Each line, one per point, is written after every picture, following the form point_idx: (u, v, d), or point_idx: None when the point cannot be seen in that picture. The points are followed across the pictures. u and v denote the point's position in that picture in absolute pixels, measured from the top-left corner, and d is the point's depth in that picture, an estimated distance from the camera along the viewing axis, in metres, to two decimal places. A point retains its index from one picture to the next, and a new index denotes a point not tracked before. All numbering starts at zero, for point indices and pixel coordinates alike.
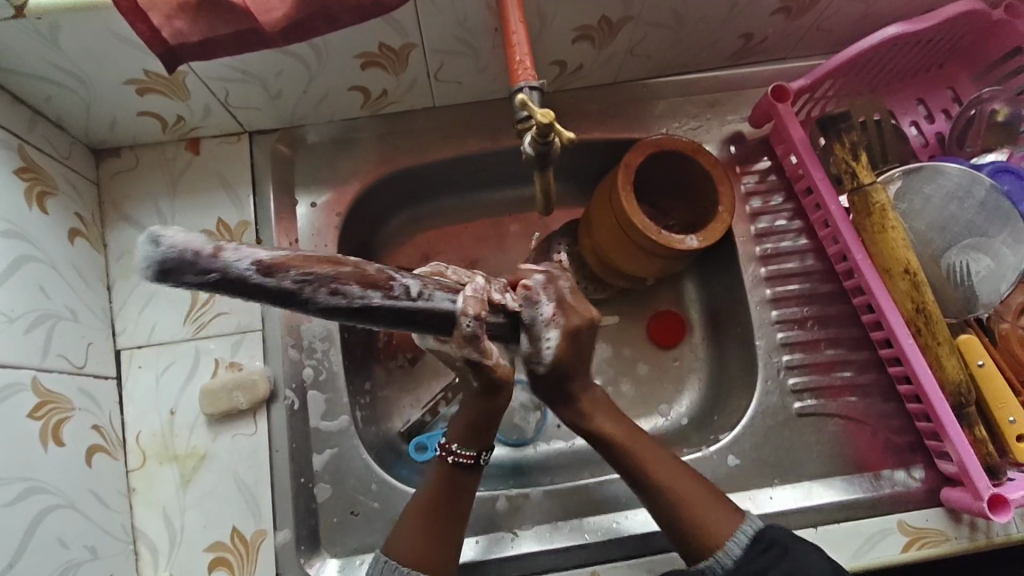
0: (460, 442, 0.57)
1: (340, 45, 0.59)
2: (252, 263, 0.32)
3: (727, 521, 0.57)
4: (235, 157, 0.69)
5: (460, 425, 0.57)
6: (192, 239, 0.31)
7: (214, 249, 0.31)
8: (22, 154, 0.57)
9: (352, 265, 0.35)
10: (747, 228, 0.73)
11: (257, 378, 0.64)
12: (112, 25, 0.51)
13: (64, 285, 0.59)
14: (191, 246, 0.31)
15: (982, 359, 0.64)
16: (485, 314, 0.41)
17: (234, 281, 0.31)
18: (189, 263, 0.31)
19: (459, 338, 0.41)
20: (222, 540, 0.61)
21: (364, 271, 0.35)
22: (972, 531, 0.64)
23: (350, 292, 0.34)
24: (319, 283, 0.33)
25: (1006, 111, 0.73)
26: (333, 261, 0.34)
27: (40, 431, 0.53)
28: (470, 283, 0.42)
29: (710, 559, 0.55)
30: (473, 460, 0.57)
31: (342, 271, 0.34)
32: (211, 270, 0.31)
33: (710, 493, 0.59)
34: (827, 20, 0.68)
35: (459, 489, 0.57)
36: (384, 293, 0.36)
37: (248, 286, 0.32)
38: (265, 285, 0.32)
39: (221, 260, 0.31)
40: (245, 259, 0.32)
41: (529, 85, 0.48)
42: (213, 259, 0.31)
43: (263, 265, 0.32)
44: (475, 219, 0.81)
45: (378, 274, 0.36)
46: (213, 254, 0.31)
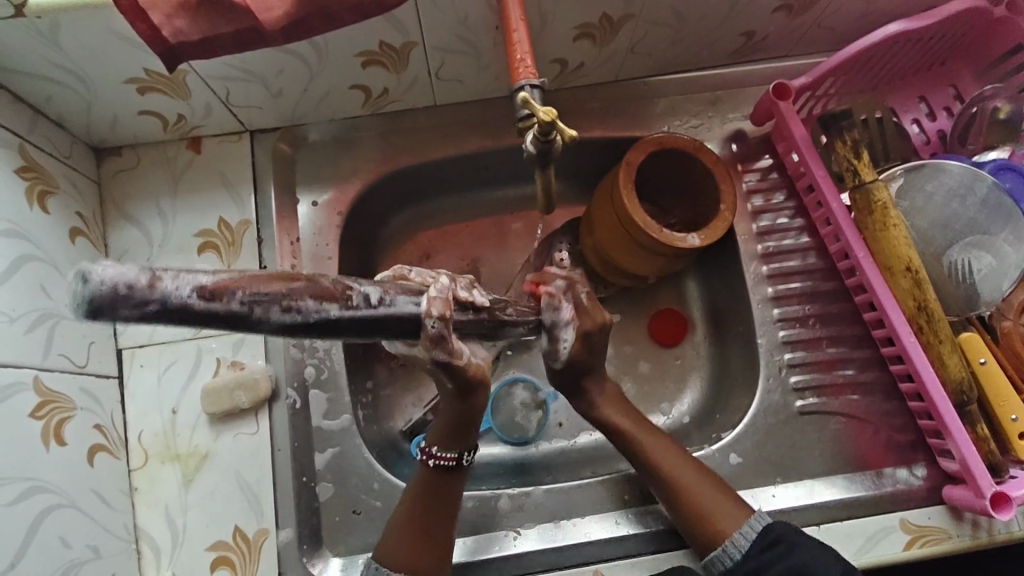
0: (441, 445, 0.56)
1: (340, 44, 0.59)
2: (195, 288, 0.31)
3: (731, 516, 0.57)
4: (236, 156, 0.69)
5: (439, 428, 0.56)
6: (124, 271, 0.30)
7: (151, 280, 0.30)
8: (23, 153, 0.57)
9: (302, 280, 0.35)
10: (748, 227, 0.73)
11: (259, 377, 0.64)
12: (112, 24, 0.51)
13: (65, 284, 0.59)
14: (124, 278, 0.30)
15: (984, 358, 0.64)
16: (450, 314, 0.41)
17: (178, 309, 0.31)
18: (123, 297, 0.29)
19: (426, 339, 0.41)
20: (224, 540, 0.61)
21: (315, 285, 0.35)
22: (974, 529, 0.64)
23: (301, 308, 0.34)
24: (267, 303, 0.33)
25: (1008, 109, 0.72)
26: (281, 278, 0.34)
27: (42, 430, 0.53)
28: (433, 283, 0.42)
29: (718, 552, 0.56)
30: (454, 461, 0.57)
31: (291, 288, 0.34)
32: (150, 302, 0.30)
33: (716, 491, 0.59)
34: (829, 17, 0.68)
35: (461, 488, 0.57)
36: (337, 305, 0.36)
37: (195, 313, 0.31)
38: (213, 309, 0.32)
39: (161, 291, 0.30)
40: (188, 286, 0.31)
41: (530, 83, 0.48)
42: (151, 291, 0.30)
43: (208, 290, 0.31)
44: (476, 218, 0.81)
45: (329, 287, 0.36)
46: (151, 285, 0.30)
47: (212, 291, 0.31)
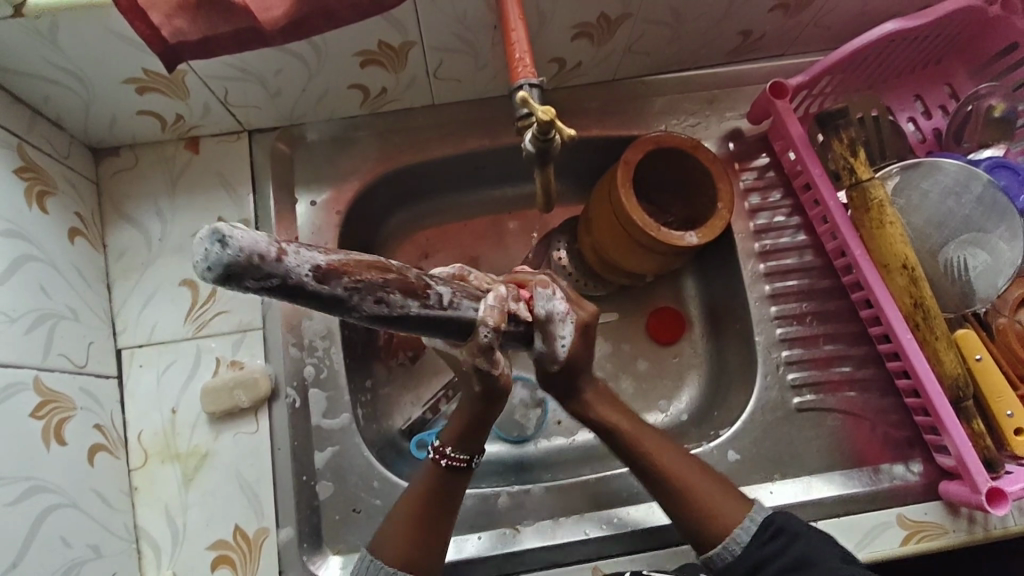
0: (455, 446, 0.57)
1: (339, 43, 0.59)
2: (316, 267, 0.30)
3: (732, 510, 0.58)
4: (235, 156, 0.69)
5: (451, 429, 0.57)
6: (260, 237, 0.28)
7: (284, 249, 0.28)
8: (22, 154, 0.57)
9: (397, 268, 0.35)
10: (746, 225, 0.74)
11: (259, 376, 0.64)
12: (111, 25, 0.51)
13: (64, 285, 0.59)
14: (261, 245, 0.28)
15: (979, 354, 0.64)
16: (503, 326, 0.42)
17: (299, 285, 0.29)
18: (258, 266, 0.28)
19: (474, 344, 0.42)
20: (224, 539, 0.62)
21: (408, 277, 0.35)
22: (970, 524, 0.65)
23: (395, 296, 0.34)
24: (370, 287, 0.32)
25: (1003, 107, 0.72)
26: (381, 264, 0.33)
27: (42, 429, 0.53)
28: (492, 292, 0.43)
29: (718, 548, 0.56)
30: (464, 463, 0.57)
31: (391, 276, 0.34)
32: (278, 273, 0.28)
33: (720, 486, 0.59)
34: (825, 16, 0.69)
35: (458, 488, 0.57)
36: (421, 299, 0.36)
37: (305, 293, 0.30)
38: (323, 291, 0.31)
39: (289, 264, 0.28)
40: (311, 263, 0.29)
41: (529, 82, 0.48)
42: (279, 262, 0.28)
43: (327, 269, 0.30)
44: (474, 217, 0.81)
45: (418, 280, 0.36)
46: (286, 257, 0.28)
47: (328, 273, 0.30)
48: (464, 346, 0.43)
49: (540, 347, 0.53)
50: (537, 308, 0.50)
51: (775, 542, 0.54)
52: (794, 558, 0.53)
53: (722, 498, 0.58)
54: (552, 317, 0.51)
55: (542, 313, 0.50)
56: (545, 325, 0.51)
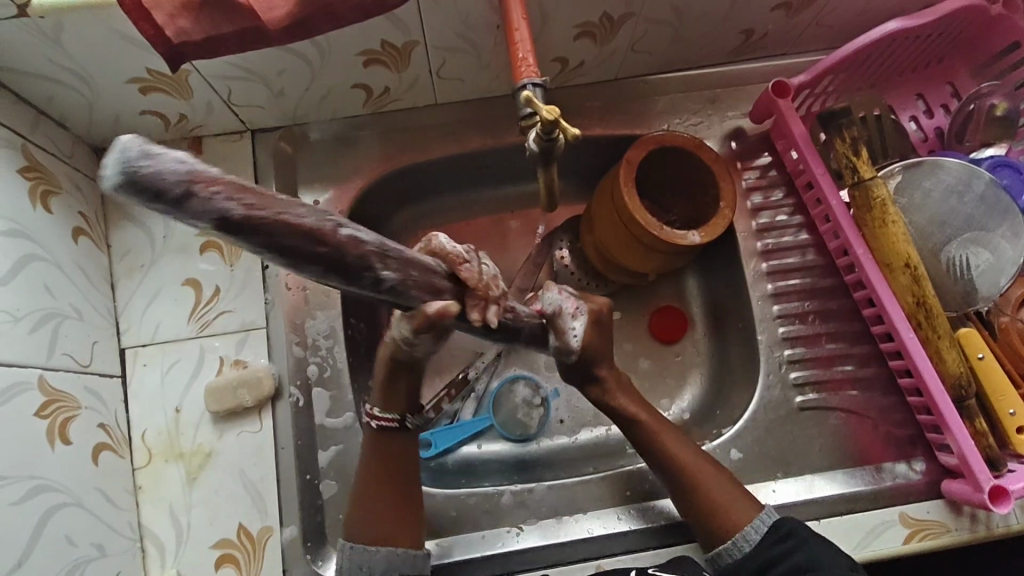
0: (380, 407, 0.60)
1: (343, 43, 0.59)
2: (240, 197, 0.25)
3: (742, 508, 0.58)
4: (238, 156, 0.69)
5: (377, 394, 0.59)
6: (172, 156, 0.24)
7: (194, 170, 0.24)
8: (26, 154, 0.57)
9: (347, 228, 0.31)
10: (748, 224, 0.74)
11: (262, 376, 0.64)
12: (115, 24, 0.52)
13: (68, 284, 0.59)
14: (168, 161, 0.24)
15: (982, 353, 0.64)
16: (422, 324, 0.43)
17: (212, 218, 0.25)
18: (159, 185, 0.24)
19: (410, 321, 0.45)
20: (228, 537, 0.62)
21: (360, 243, 0.31)
22: (973, 523, 0.65)
23: (338, 257, 0.30)
24: (312, 242, 0.28)
25: (1005, 106, 0.73)
26: (329, 220, 0.29)
27: (46, 429, 0.53)
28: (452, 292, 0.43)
29: (728, 544, 0.57)
30: (396, 422, 0.60)
31: (337, 237, 0.30)
32: (184, 193, 0.24)
33: (729, 482, 0.60)
34: (827, 15, 0.69)
35: (398, 446, 0.61)
36: (369, 265, 0.32)
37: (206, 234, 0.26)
38: (229, 241, 0.26)
39: (200, 189, 0.24)
40: (233, 192, 0.25)
41: (532, 81, 0.48)
42: (185, 183, 0.24)
43: (257, 208, 0.26)
44: (476, 216, 0.81)
45: (371, 248, 0.32)
46: (196, 178, 0.24)
47: (258, 213, 0.26)
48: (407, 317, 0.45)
49: (553, 343, 0.57)
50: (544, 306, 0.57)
51: (783, 544, 0.55)
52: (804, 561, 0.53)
53: (730, 496, 0.59)
54: (560, 311, 0.57)
55: (548, 308, 0.57)
56: (552, 318, 0.56)
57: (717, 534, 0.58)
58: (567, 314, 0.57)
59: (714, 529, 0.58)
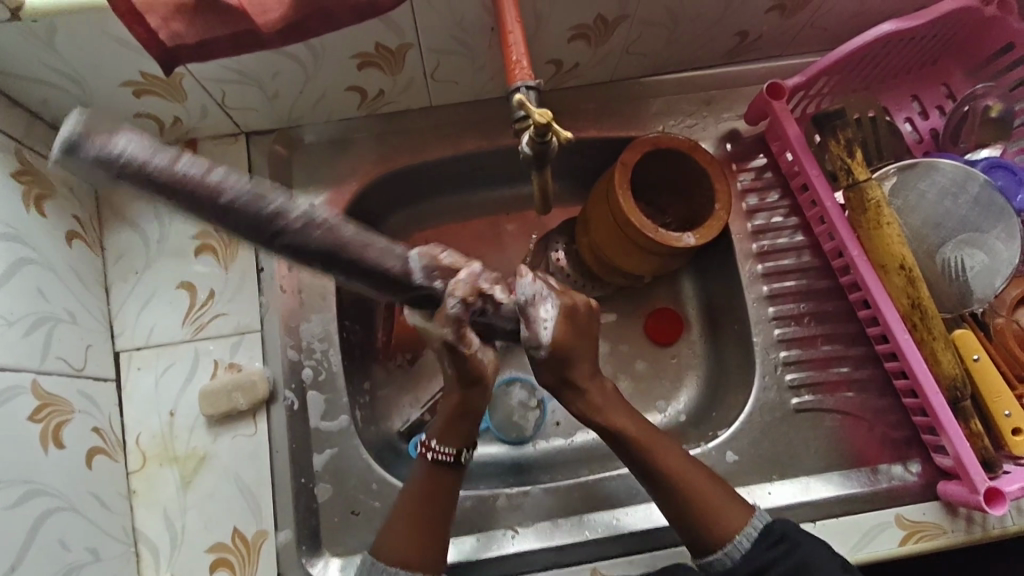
0: (441, 439, 0.58)
1: (337, 45, 0.59)
2: (164, 175, 0.35)
3: (736, 516, 0.58)
4: (233, 158, 0.69)
5: (439, 423, 0.58)
6: (139, 146, 0.35)
7: (141, 156, 0.35)
8: (20, 157, 0.57)
9: (277, 204, 0.38)
10: (743, 226, 0.74)
11: (256, 379, 0.64)
12: (108, 27, 0.51)
13: (62, 288, 0.59)
14: (122, 146, 0.35)
15: (977, 354, 0.64)
16: (471, 299, 0.50)
17: (153, 187, 0.35)
18: (110, 167, 0.35)
19: (442, 315, 0.50)
20: (223, 541, 0.62)
21: (287, 217, 0.38)
22: (968, 525, 0.65)
23: (264, 220, 0.37)
24: (217, 213, 0.36)
25: (1000, 107, 0.73)
26: (254, 198, 0.37)
27: (40, 433, 0.53)
28: (466, 269, 0.51)
29: (719, 553, 0.56)
30: (453, 457, 0.58)
31: (255, 210, 0.37)
32: (126, 170, 0.35)
33: (718, 490, 0.59)
34: (822, 17, 0.69)
35: (449, 481, 0.58)
36: (298, 239, 0.39)
37: (135, 183, 0.35)
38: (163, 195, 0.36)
39: (129, 165, 0.35)
40: (163, 168, 0.35)
41: (526, 84, 0.48)
42: (117, 161, 0.34)
43: (186, 173, 0.35)
44: (472, 218, 0.81)
45: (299, 223, 0.38)
46: (137, 160, 0.34)
47: (175, 186, 0.35)
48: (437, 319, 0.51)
49: (523, 334, 0.56)
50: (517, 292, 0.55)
51: (777, 548, 0.55)
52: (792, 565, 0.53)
53: (722, 505, 0.58)
54: (534, 300, 0.55)
55: (521, 297, 0.54)
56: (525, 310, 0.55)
57: (708, 542, 0.57)
58: (538, 304, 0.55)
59: (705, 538, 0.57)
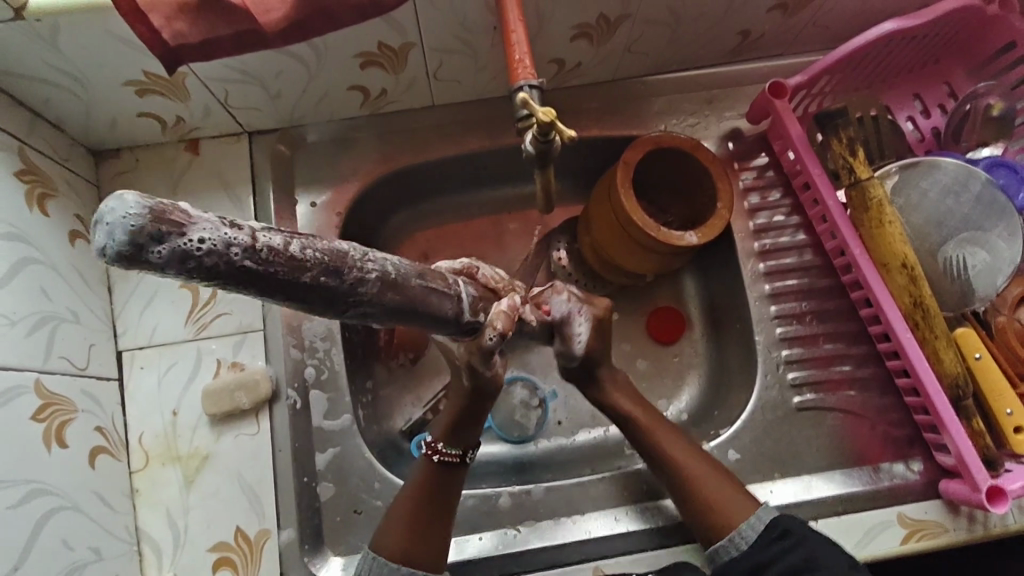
0: (447, 440, 0.58)
1: (339, 44, 0.59)
2: (239, 260, 0.27)
3: (739, 509, 0.58)
4: (235, 157, 0.69)
5: (444, 423, 0.58)
6: (213, 228, 0.26)
7: (214, 242, 0.26)
8: (22, 157, 0.57)
9: (353, 265, 0.32)
10: (745, 224, 0.74)
11: (259, 378, 0.64)
12: (111, 26, 0.51)
13: (65, 287, 0.59)
14: (200, 236, 0.26)
15: (979, 353, 0.64)
16: (510, 332, 0.46)
17: (217, 278, 0.27)
18: (188, 266, 0.26)
19: (478, 343, 0.46)
20: (225, 540, 0.62)
21: (360, 278, 0.33)
22: (970, 523, 0.65)
23: (338, 286, 0.31)
24: (295, 292, 0.30)
25: (1002, 106, 0.72)
26: (334, 265, 0.31)
27: (43, 432, 0.53)
28: (508, 299, 0.48)
29: (724, 541, 0.57)
30: (458, 458, 0.58)
31: (335, 280, 0.31)
32: (216, 264, 0.26)
33: (725, 479, 0.60)
34: (824, 16, 0.69)
35: (456, 480, 0.58)
36: (372, 300, 0.34)
37: (201, 275, 0.26)
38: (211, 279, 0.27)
39: (209, 257, 0.26)
40: (238, 253, 0.27)
41: (529, 83, 0.48)
42: (198, 256, 0.26)
43: (254, 251, 0.28)
44: (474, 217, 0.81)
45: (374, 283, 0.34)
46: (215, 252, 0.26)
47: (262, 271, 0.28)
48: (471, 342, 0.48)
49: (558, 345, 0.58)
50: (552, 311, 0.55)
51: (777, 547, 0.55)
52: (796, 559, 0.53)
53: (729, 494, 0.59)
54: (569, 317, 0.55)
55: (558, 315, 0.55)
56: (563, 326, 0.55)
57: (715, 530, 0.58)
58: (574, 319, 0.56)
59: (711, 526, 0.58)
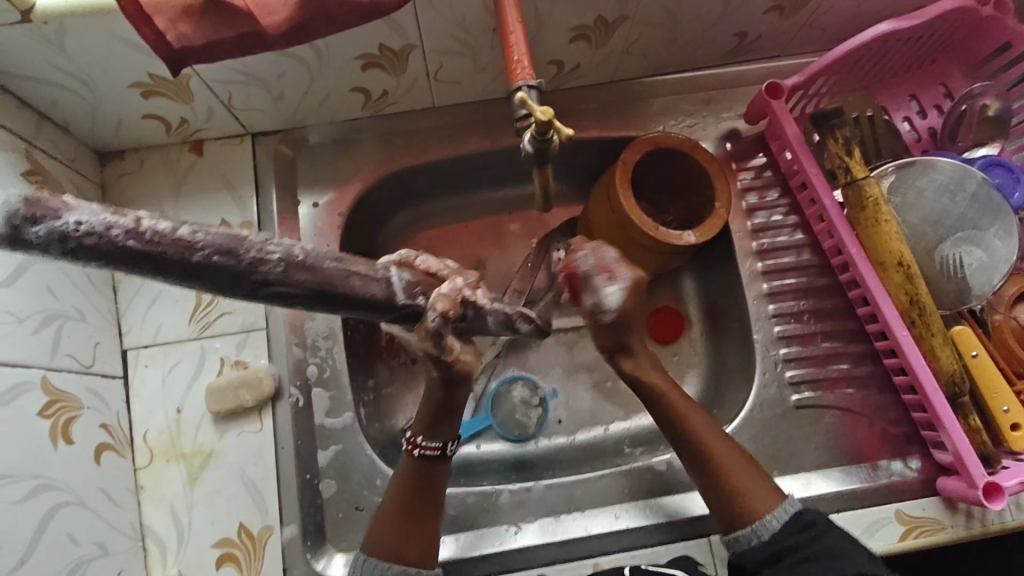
0: (425, 435, 0.57)
1: (341, 46, 0.60)
2: (121, 239, 0.30)
3: (765, 498, 0.57)
4: (239, 158, 0.70)
5: (421, 419, 0.57)
6: (90, 214, 0.30)
7: (91, 224, 0.30)
8: (29, 157, 0.57)
9: (252, 248, 0.34)
10: (743, 224, 0.75)
11: (262, 376, 0.65)
12: (118, 30, 0.52)
13: (71, 286, 0.60)
14: (77, 218, 0.30)
15: (976, 350, 0.65)
16: (452, 314, 0.44)
17: (101, 256, 0.30)
18: (68, 243, 0.30)
19: (422, 328, 0.44)
20: (229, 537, 0.62)
21: (261, 262, 0.34)
22: (968, 520, 0.65)
23: (234, 270, 0.33)
24: (184, 271, 0.32)
25: (997, 106, 0.74)
26: (225, 247, 0.33)
27: (49, 429, 0.54)
28: (450, 280, 0.45)
29: (747, 529, 0.56)
30: (439, 450, 0.58)
31: (229, 259, 0.33)
32: (100, 245, 0.30)
33: (751, 469, 0.60)
34: (820, 18, 0.69)
35: (440, 472, 0.58)
36: (281, 282, 0.35)
37: (93, 256, 0.30)
38: (106, 264, 0.31)
39: (86, 240, 0.30)
40: (118, 233, 0.30)
41: (527, 83, 0.49)
42: (76, 237, 0.30)
43: (135, 234, 0.31)
44: (475, 217, 0.81)
45: (277, 264, 0.34)
46: (91, 232, 0.30)
47: (144, 249, 0.31)
48: (415, 330, 0.45)
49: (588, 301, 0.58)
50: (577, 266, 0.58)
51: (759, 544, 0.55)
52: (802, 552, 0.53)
53: (755, 485, 0.58)
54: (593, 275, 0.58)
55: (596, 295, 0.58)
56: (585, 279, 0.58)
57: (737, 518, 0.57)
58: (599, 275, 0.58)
59: (736, 513, 0.57)
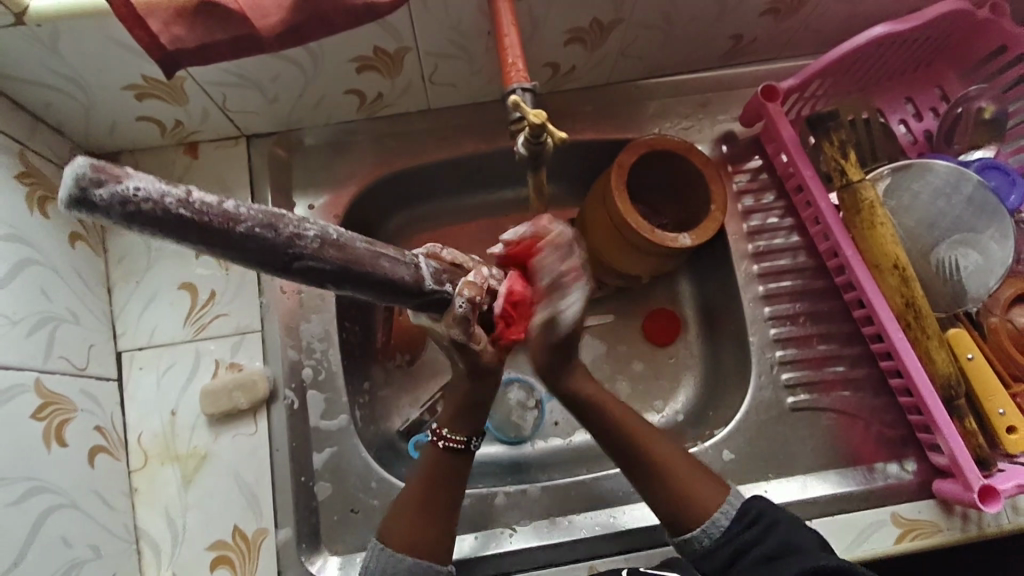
0: (451, 427, 0.58)
1: (336, 48, 0.60)
2: (175, 208, 0.28)
3: (712, 492, 0.55)
4: (233, 160, 0.70)
5: (448, 413, 0.59)
6: (146, 182, 0.28)
7: (148, 191, 0.27)
8: (22, 159, 0.57)
9: (294, 224, 0.32)
10: (739, 226, 0.75)
11: (257, 378, 0.65)
12: (112, 32, 0.52)
13: (66, 288, 0.60)
14: (135, 184, 0.27)
15: (972, 353, 0.65)
16: (479, 300, 0.46)
17: (157, 227, 0.28)
18: (127, 208, 0.27)
19: (451, 317, 0.46)
20: (223, 539, 0.62)
21: (306, 240, 0.32)
22: (964, 523, 0.65)
23: (281, 248, 0.31)
24: (234, 246, 0.30)
25: (992, 109, 0.74)
26: (270, 221, 0.31)
27: (43, 431, 0.54)
28: (474, 270, 0.47)
29: (696, 530, 0.54)
30: (462, 444, 0.58)
31: (275, 234, 0.31)
32: (157, 214, 0.28)
33: (690, 463, 0.57)
34: (815, 20, 0.69)
35: (460, 469, 0.59)
36: (319, 260, 0.33)
37: (152, 227, 0.28)
38: (161, 236, 0.28)
39: (146, 209, 0.27)
40: (174, 202, 0.28)
41: (521, 86, 0.49)
42: (137, 204, 0.27)
43: (190, 204, 0.28)
44: (470, 219, 0.81)
45: (321, 243, 0.33)
46: (149, 199, 0.27)
47: (196, 219, 0.28)
48: (442, 319, 0.46)
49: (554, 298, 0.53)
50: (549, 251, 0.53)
51: None
52: (776, 545, 0.51)
53: (697, 480, 0.56)
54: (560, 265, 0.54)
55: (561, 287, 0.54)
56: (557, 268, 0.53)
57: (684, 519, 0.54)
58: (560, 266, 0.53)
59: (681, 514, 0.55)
